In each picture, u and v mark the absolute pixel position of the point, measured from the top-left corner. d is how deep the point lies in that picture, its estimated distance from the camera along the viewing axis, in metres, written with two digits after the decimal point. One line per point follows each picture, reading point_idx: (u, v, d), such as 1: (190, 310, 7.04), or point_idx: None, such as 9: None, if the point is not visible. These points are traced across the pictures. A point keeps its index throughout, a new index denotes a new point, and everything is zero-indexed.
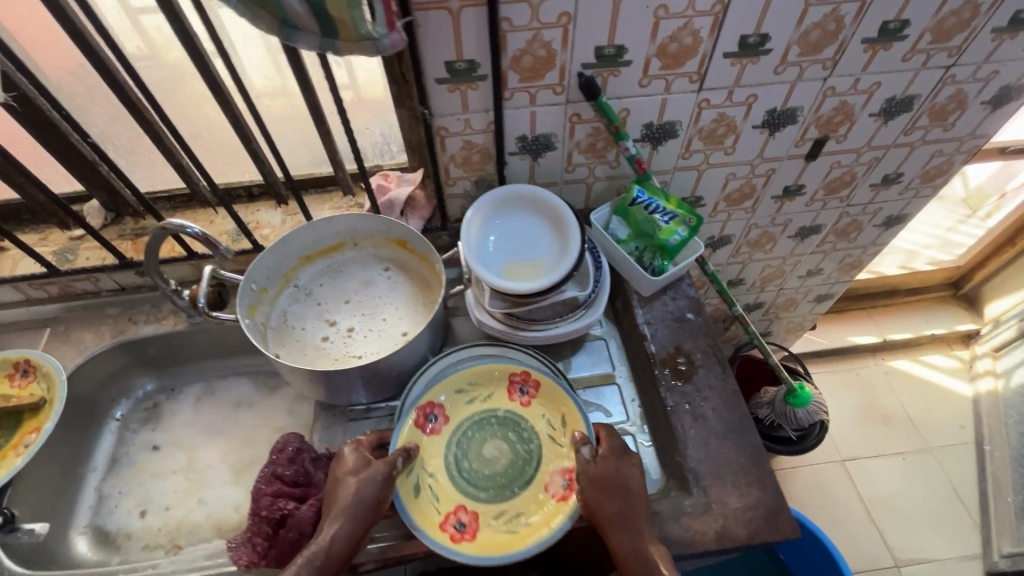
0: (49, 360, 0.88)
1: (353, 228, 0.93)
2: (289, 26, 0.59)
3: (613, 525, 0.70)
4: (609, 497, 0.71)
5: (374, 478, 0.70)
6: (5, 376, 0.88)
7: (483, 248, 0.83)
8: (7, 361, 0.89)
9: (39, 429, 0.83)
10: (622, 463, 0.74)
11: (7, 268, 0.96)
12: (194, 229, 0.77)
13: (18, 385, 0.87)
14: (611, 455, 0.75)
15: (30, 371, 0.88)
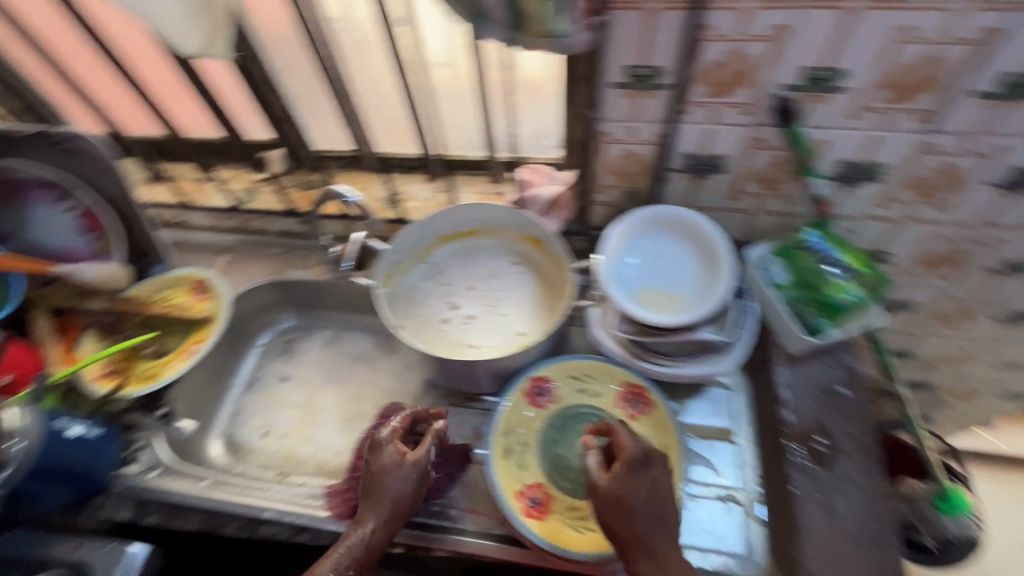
0: (219, 283, 1.02)
1: (493, 217, 0.93)
2: (481, 16, 0.60)
3: (647, 552, 0.61)
4: (642, 524, 0.61)
5: (400, 484, 0.71)
6: (187, 289, 1.03)
7: (621, 266, 0.78)
8: (189, 277, 1.04)
9: (203, 341, 0.96)
10: (644, 485, 0.63)
11: (204, 198, 1.11)
12: (352, 196, 0.83)
13: (194, 299, 1.01)
14: (636, 471, 0.63)
15: (205, 290, 1.02)
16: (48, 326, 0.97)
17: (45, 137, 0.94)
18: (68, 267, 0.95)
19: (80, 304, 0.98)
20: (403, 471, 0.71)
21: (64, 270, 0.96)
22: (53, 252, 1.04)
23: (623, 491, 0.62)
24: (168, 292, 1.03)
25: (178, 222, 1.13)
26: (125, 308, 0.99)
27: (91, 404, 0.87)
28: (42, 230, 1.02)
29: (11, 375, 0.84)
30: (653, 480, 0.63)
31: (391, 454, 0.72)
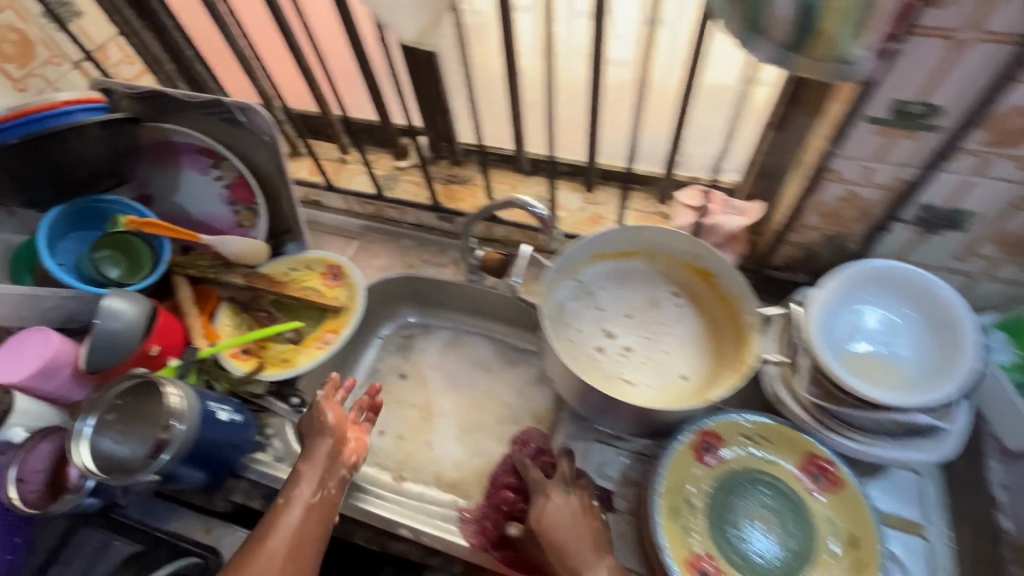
0: (353, 271, 1.00)
1: (661, 242, 0.85)
2: (755, 29, 0.51)
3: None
4: (558, 557, 0.65)
5: (313, 452, 0.72)
6: (320, 273, 1.02)
7: (835, 324, 0.69)
8: (320, 261, 1.02)
9: (337, 332, 0.95)
10: (563, 503, 0.68)
11: (344, 180, 1.08)
12: (538, 209, 0.77)
13: (327, 285, 1.00)
14: (549, 493, 0.69)
15: (339, 277, 1.00)
16: (189, 294, 0.95)
17: (209, 108, 0.92)
18: (214, 239, 0.94)
19: (218, 277, 0.97)
20: (319, 423, 0.74)
21: (209, 240, 0.95)
22: (198, 219, 1.04)
23: (540, 510, 0.67)
24: (300, 273, 1.02)
25: (313, 201, 1.11)
26: (261, 285, 0.96)
27: (230, 383, 0.87)
28: (190, 196, 1.02)
29: (160, 346, 0.84)
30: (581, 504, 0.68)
31: (318, 420, 0.74)
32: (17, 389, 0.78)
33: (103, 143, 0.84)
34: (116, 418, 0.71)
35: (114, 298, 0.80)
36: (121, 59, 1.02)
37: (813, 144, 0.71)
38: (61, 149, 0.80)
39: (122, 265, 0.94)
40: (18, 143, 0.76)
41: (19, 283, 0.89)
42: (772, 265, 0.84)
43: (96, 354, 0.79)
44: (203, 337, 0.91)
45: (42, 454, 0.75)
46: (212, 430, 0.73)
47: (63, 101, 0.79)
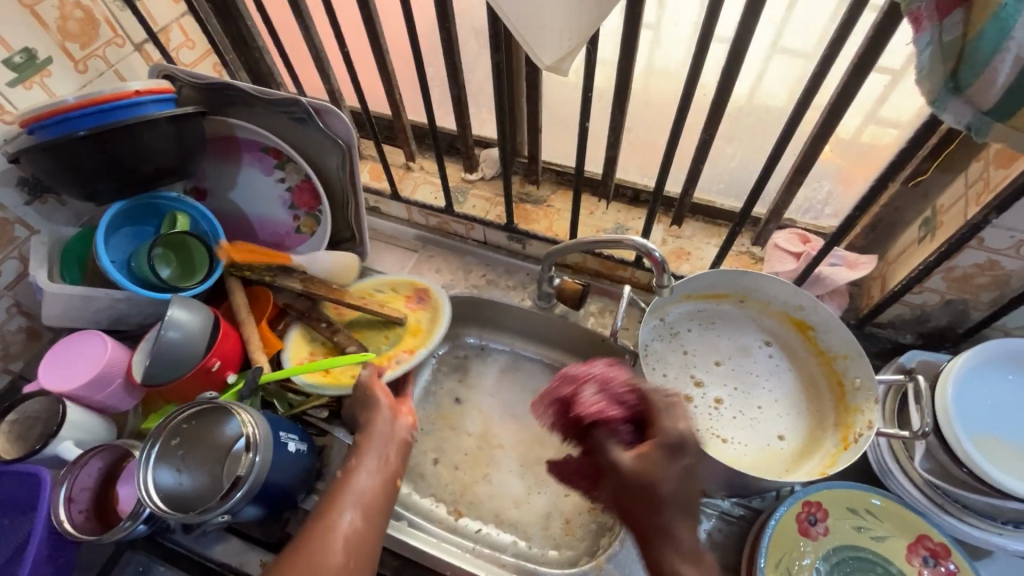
0: (444, 300, 0.92)
1: (759, 288, 0.79)
2: (954, 90, 0.46)
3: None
4: (660, 529, 0.52)
5: (370, 417, 0.70)
6: (404, 296, 0.95)
7: (966, 402, 0.64)
8: (407, 282, 0.95)
9: (413, 352, 0.88)
10: (677, 471, 0.53)
11: (409, 189, 1.01)
12: (653, 252, 0.71)
13: (409, 308, 0.93)
14: (659, 448, 0.54)
15: (424, 299, 0.94)
16: (245, 301, 0.89)
17: (283, 106, 0.85)
18: (305, 258, 0.92)
19: (276, 282, 0.91)
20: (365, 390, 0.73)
21: (301, 262, 0.92)
22: (253, 220, 0.99)
23: (641, 461, 0.54)
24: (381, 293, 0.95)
25: (376, 207, 1.06)
26: (318, 292, 0.91)
27: (293, 407, 0.81)
28: (246, 195, 0.97)
29: (220, 361, 0.79)
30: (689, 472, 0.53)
31: (364, 390, 0.73)
32: (69, 399, 0.73)
33: (172, 137, 0.79)
34: (178, 444, 0.66)
35: (177, 306, 0.75)
36: (183, 43, 0.95)
37: (951, 204, 0.66)
38: (130, 143, 0.74)
39: (175, 265, 0.88)
40: (88, 135, 0.71)
41: (65, 277, 0.82)
42: (877, 322, 0.78)
43: (155, 369, 0.74)
44: (262, 351, 0.84)
45: (93, 471, 0.70)
46: (281, 464, 0.68)
47: (135, 90, 0.74)
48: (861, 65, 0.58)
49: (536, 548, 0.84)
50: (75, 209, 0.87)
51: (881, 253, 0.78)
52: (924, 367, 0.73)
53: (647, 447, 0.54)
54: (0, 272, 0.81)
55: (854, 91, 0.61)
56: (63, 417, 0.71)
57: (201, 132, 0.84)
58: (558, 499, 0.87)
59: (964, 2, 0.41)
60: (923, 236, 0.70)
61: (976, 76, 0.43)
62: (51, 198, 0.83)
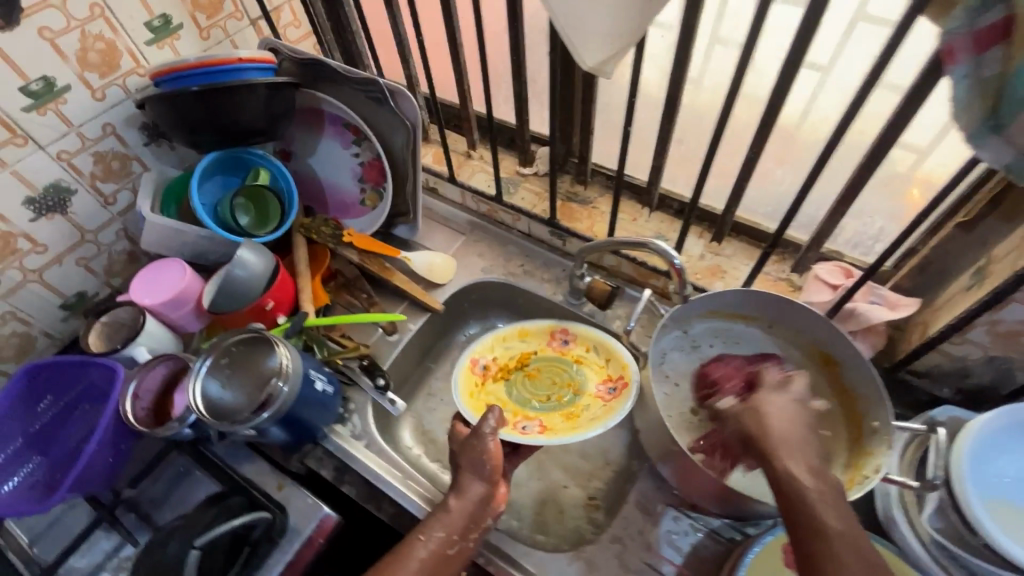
0: (629, 397, 0.79)
1: (785, 314, 0.78)
2: (992, 127, 0.45)
3: (836, 564, 0.49)
4: (792, 455, 0.55)
5: (463, 492, 0.67)
6: (609, 375, 0.85)
7: (995, 473, 0.61)
8: (618, 360, 0.84)
9: (546, 431, 0.79)
10: (788, 402, 0.60)
11: (465, 175, 1.08)
12: (675, 259, 0.72)
13: (606, 401, 0.82)
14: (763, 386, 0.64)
15: (613, 392, 0.82)
16: (305, 255, 0.99)
17: (362, 84, 0.95)
18: (410, 253, 1.02)
19: (337, 248, 1.01)
20: (480, 446, 0.68)
21: (405, 256, 1.02)
22: (325, 186, 1.10)
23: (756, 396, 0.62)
24: (608, 363, 0.85)
25: (433, 189, 1.14)
26: (371, 266, 1.00)
27: (329, 354, 0.89)
28: (325, 163, 1.08)
29: (274, 302, 0.89)
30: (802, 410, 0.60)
31: (478, 451, 0.68)
32: (149, 313, 0.86)
33: (264, 102, 0.89)
34: (226, 362, 0.76)
35: (246, 249, 0.85)
36: (291, 22, 1.07)
37: (1005, 253, 0.62)
38: (230, 102, 0.86)
39: (252, 214, 0.99)
40: (198, 91, 0.82)
41: (163, 212, 0.96)
42: (911, 369, 0.75)
43: (220, 298, 0.85)
44: (310, 301, 0.93)
45: (158, 375, 0.83)
46: (306, 396, 0.76)
47: (239, 57, 0.85)
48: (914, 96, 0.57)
49: (526, 529, 0.87)
50: (182, 155, 1.01)
51: (928, 298, 0.74)
52: (952, 423, 0.68)
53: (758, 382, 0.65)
54: (116, 199, 0.96)
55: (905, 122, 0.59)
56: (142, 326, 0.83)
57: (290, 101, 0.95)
58: (555, 487, 0.90)
59: (1004, 37, 0.40)
60: (972, 285, 0.66)
61: (1015, 115, 0.42)
62: (164, 143, 0.97)
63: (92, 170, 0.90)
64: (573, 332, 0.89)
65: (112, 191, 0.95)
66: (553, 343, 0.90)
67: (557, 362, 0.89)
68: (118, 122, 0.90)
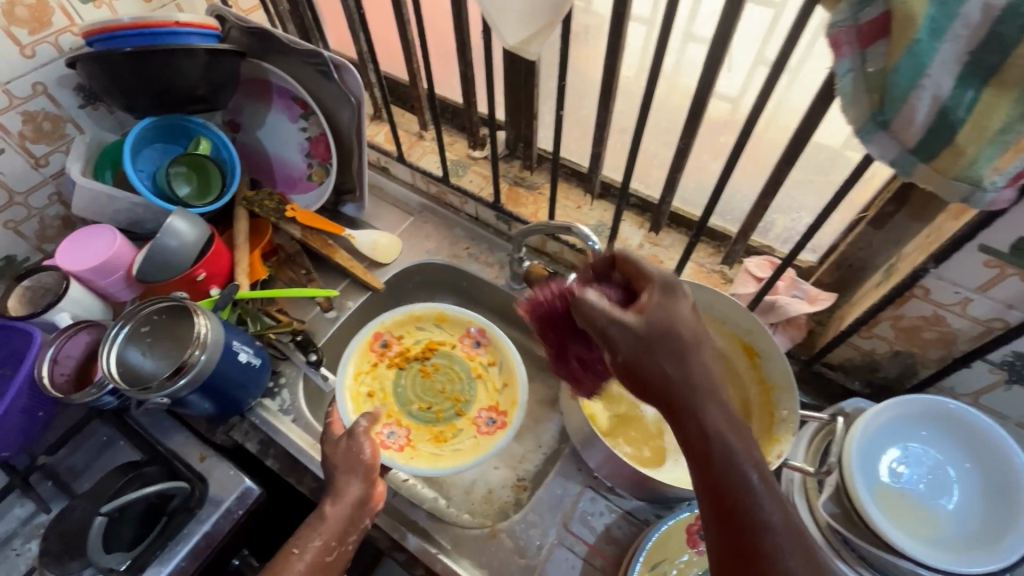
0: (499, 440, 0.85)
1: (714, 306, 0.80)
2: (879, 122, 0.46)
3: (752, 500, 0.44)
4: (705, 386, 0.47)
5: (340, 496, 0.68)
6: (493, 407, 0.90)
7: (881, 461, 0.63)
8: (511, 393, 0.90)
9: (406, 447, 0.87)
10: (689, 321, 0.50)
11: (415, 156, 1.07)
12: (595, 243, 0.72)
13: (480, 431, 0.88)
14: (665, 305, 0.50)
15: (489, 428, 0.88)
16: (245, 229, 0.97)
17: (309, 58, 0.93)
18: (355, 232, 1.02)
19: (279, 223, 1.00)
20: (355, 449, 0.72)
21: (349, 234, 1.02)
22: (273, 159, 1.08)
23: (658, 315, 0.50)
24: (500, 390, 0.91)
25: (382, 167, 1.13)
26: (313, 244, 0.99)
27: (262, 328, 0.88)
28: (271, 136, 1.06)
29: (206, 273, 0.87)
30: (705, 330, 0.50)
31: (354, 456, 0.71)
32: (74, 279, 0.84)
33: (202, 69, 0.87)
34: (147, 331, 0.75)
35: (178, 217, 0.84)
36: None
37: (910, 252, 0.64)
38: (166, 67, 0.84)
39: (193, 185, 0.98)
40: (131, 53, 0.80)
41: (97, 177, 0.94)
42: (827, 362, 0.77)
43: (148, 267, 0.84)
44: (245, 275, 0.92)
45: (80, 343, 0.81)
46: (230, 369, 0.75)
47: (176, 21, 0.83)
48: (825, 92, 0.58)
49: (453, 508, 0.88)
50: (121, 120, 0.98)
51: (845, 294, 0.76)
52: (857, 414, 0.71)
53: (646, 304, 0.51)
54: (48, 161, 0.93)
55: (819, 118, 0.61)
56: (65, 291, 0.81)
57: (233, 71, 0.93)
58: (485, 469, 0.90)
59: (886, 33, 0.41)
60: (882, 281, 0.69)
61: (897, 111, 0.44)
62: (101, 106, 0.95)
63: (22, 130, 0.88)
64: (487, 338, 0.94)
65: (44, 153, 0.92)
66: (466, 347, 0.95)
67: (460, 367, 0.94)
68: (50, 81, 0.88)
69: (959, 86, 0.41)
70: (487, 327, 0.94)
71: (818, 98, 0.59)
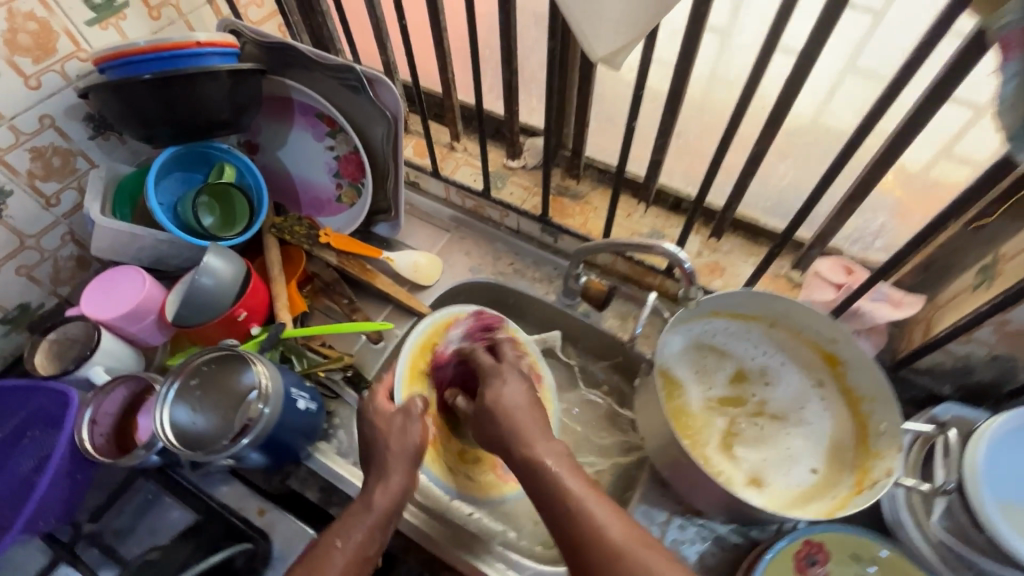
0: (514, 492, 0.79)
1: (792, 316, 0.75)
2: None
3: (579, 504, 0.55)
4: (536, 438, 0.63)
5: (386, 483, 0.64)
6: None
7: (999, 474, 0.60)
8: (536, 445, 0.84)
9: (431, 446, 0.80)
10: (516, 397, 0.67)
11: (449, 169, 1.02)
12: (687, 264, 0.67)
13: (499, 471, 0.81)
14: (505, 373, 0.71)
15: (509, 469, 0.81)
16: (278, 258, 0.92)
17: (337, 72, 0.87)
18: (395, 254, 0.96)
19: (313, 250, 0.94)
20: (407, 431, 0.68)
21: (388, 257, 0.97)
22: (297, 180, 1.02)
23: (486, 396, 0.68)
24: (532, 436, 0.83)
25: (412, 182, 1.07)
26: (351, 270, 0.93)
27: (310, 366, 0.83)
28: (294, 156, 1.00)
29: (247, 312, 0.82)
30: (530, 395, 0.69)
31: (405, 438, 0.68)
32: (105, 329, 0.78)
33: (227, 91, 0.81)
34: (197, 384, 0.70)
35: (213, 255, 0.77)
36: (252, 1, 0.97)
37: (1015, 253, 0.61)
38: (189, 92, 0.77)
39: (217, 215, 0.91)
40: (150, 80, 0.73)
41: (116, 213, 0.86)
42: (914, 367, 0.74)
43: (184, 311, 0.77)
44: (286, 309, 0.86)
45: (117, 398, 0.75)
46: (290, 418, 0.70)
47: (197, 42, 0.75)
48: (936, 93, 0.54)
49: (525, 540, 0.83)
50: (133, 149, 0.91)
51: (931, 295, 0.73)
52: (956, 422, 0.68)
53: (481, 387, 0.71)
54: (60, 200, 0.86)
55: (922, 119, 0.57)
56: (97, 343, 0.75)
57: (256, 91, 0.87)
58: None
59: None
60: (979, 283, 0.66)
61: None
62: (112, 135, 0.87)
63: (30, 168, 0.80)
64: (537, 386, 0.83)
65: (55, 191, 0.85)
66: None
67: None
68: (58, 113, 0.80)
69: None
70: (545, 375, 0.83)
71: (924, 97, 0.56)
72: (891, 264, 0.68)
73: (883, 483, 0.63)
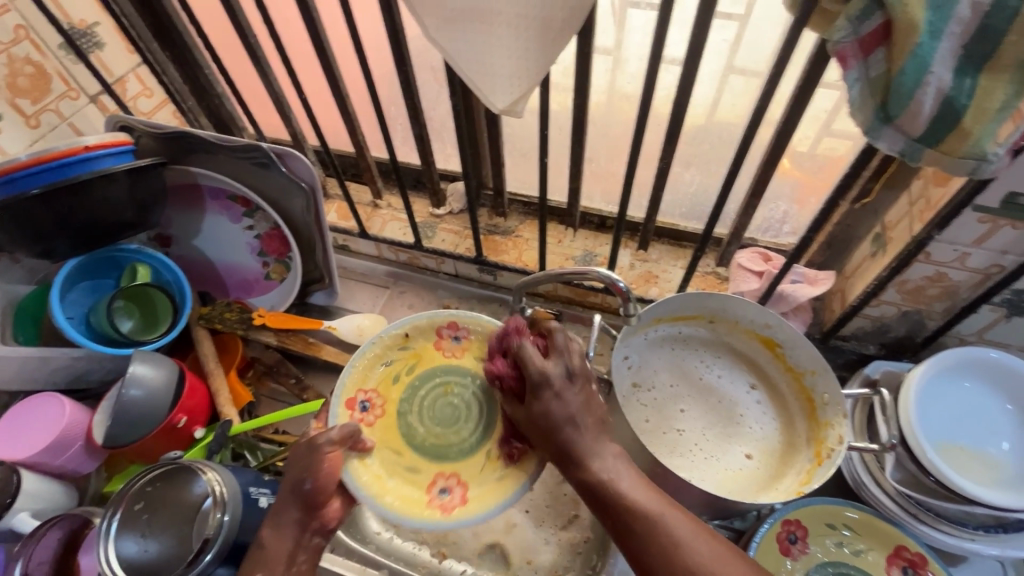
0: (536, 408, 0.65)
1: (727, 309, 0.80)
2: (882, 119, 0.48)
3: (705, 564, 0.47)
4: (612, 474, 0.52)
5: (278, 522, 0.60)
6: (434, 342, 0.73)
7: (929, 415, 0.67)
8: None
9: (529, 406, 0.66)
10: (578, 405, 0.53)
11: (377, 226, 1.01)
12: (619, 282, 0.70)
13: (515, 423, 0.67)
14: (564, 385, 0.54)
15: None
16: (212, 350, 0.87)
17: (244, 152, 0.84)
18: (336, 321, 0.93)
19: (248, 334, 0.90)
20: (313, 464, 0.60)
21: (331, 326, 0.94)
22: (219, 266, 0.98)
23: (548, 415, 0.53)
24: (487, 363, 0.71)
25: (344, 246, 1.05)
26: (293, 347, 0.90)
27: (266, 459, 0.79)
28: (213, 242, 0.96)
29: (187, 416, 0.77)
30: (589, 397, 0.55)
31: (303, 470, 0.60)
32: (24, 467, 0.71)
33: (128, 191, 0.77)
34: (142, 508, 0.65)
35: (139, 363, 0.73)
36: (140, 91, 0.94)
37: (897, 221, 0.68)
38: (82, 199, 0.73)
39: (137, 317, 0.86)
40: (39, 195, 0.69)
41: (19, 337, 0.80)
42: (841, 335, 0.81)
43: (116, 430, 0.72)
44: (230, 404, 0.82)
45: (51, 543, 0.67)
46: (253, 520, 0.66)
47: (85, 146, 0.72)
48: (801, 96, 0.60)
49: None
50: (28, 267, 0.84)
51: (840, 268, 0.80)
52: (887, 377, 0.74)
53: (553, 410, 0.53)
54: None
55: (797, 117, 0.63)
56: (17, 488, 0.68)
57: (158, 184, 0.83)
58: (546, 534, 0.83)
59: (885, 40, 0.44)
60: (875, 251, 0.72)
61: (904, 107, 0.46)
62: None
63: None
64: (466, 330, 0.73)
65: None
66: (443, 344, 0.73)
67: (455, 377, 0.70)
68: None
69: (959, 76, 0.44)
70: (460, 316, 0.72)
71: (794, 100, 0.61)
72: (800, 247, 0.74)
73: (837, 451, 0.67)
